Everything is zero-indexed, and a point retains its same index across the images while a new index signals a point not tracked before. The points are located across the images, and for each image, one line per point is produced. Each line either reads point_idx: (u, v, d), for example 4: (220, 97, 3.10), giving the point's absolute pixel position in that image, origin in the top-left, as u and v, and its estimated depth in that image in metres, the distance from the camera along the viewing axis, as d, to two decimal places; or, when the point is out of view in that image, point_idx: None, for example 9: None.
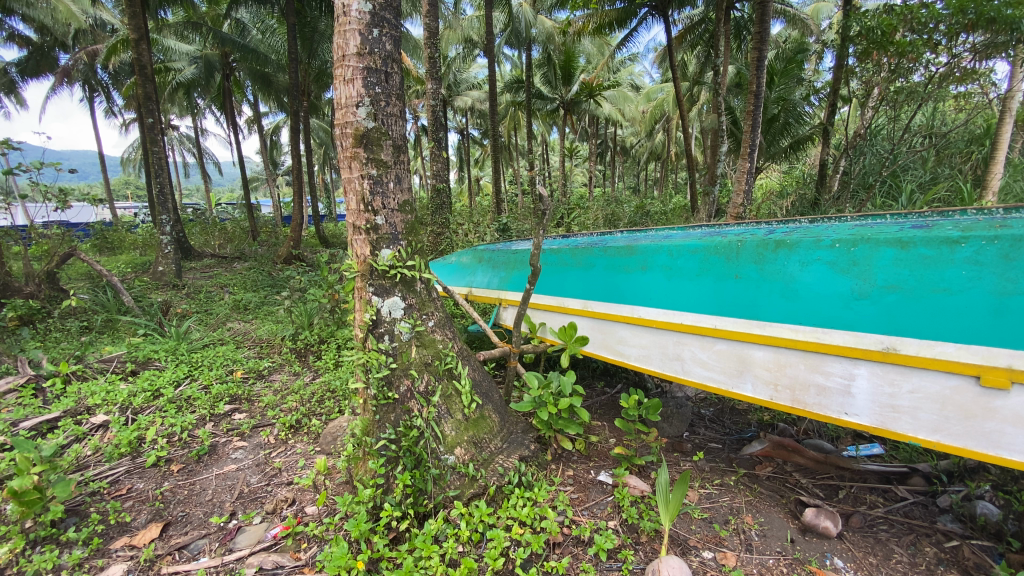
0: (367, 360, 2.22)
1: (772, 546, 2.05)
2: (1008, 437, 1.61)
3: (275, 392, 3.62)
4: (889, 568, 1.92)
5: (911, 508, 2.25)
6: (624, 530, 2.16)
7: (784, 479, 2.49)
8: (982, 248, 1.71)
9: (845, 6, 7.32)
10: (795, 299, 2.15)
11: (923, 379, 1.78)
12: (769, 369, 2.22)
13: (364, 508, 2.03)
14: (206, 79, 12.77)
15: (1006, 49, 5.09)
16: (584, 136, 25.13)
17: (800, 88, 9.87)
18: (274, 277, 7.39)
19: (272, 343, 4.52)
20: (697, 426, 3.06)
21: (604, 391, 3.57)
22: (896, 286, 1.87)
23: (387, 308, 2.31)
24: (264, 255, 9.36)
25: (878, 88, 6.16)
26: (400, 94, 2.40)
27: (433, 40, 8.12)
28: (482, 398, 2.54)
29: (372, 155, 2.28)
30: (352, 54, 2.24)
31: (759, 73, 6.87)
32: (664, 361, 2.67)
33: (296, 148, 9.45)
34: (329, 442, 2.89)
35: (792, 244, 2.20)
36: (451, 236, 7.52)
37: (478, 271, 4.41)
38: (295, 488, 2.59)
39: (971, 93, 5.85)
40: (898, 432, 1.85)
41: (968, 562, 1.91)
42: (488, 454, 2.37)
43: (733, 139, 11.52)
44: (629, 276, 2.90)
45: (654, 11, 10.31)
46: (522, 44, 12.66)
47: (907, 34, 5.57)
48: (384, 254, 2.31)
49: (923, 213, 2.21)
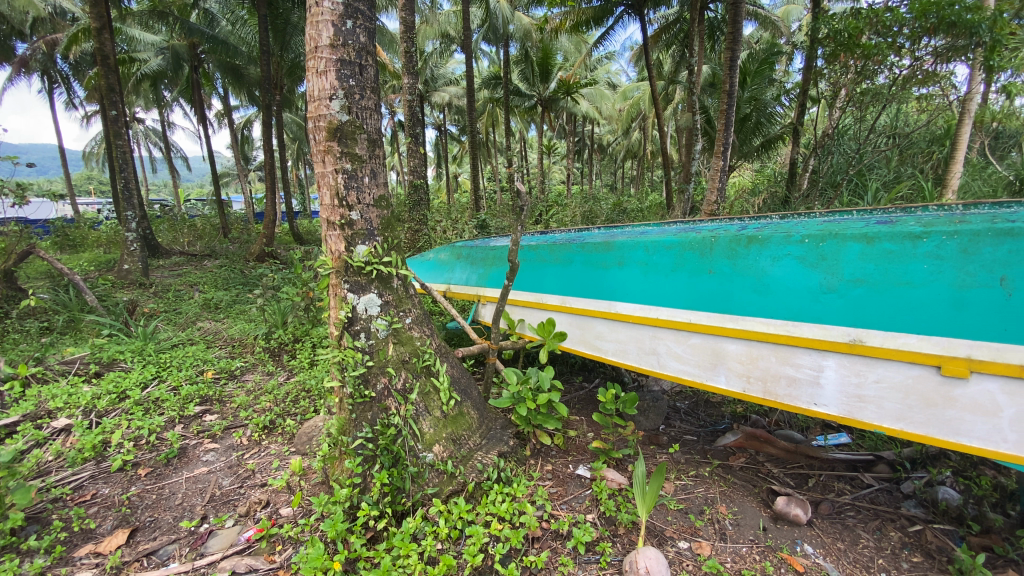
0: (343, 358, 2.20)
1: (745, 534, 2.10)
2: (967, 424, 1.68)
3: (248, 392, 3.53)
4: (856, 553, 1.99)
5: (877, 494, 2.34)
6: (602, 522, 2.18)
7: (756, 468, 2.55)
8: (942, 243, 1.78)
9: (814, 9, 7.51)
10: (767, 293, 2.19)
11: (887, 369, 1.83)
12: (741, 362, 2.26)
13: (341, 508, 2.01)
14: (173, 71, 12.38)
15: (965, 53, 5.32)
16: (562, 134, 25.27)
17: (771, 89, 10.07)
18: (246, 275, 7.21)
19: (245, 342, 4.43)
20: (673, 419, 3.11)
21: (582, 386, 3.61)
22: (863, 280, 1.93)
23: (363, 305, 2.28)
24: (236, 253, 9.13)
25: (846, 89, 6.36)
26: (375, 86, 2.37)
27: (410, 34, 7.99)
28: (461, 395, 2.53)
29: (346, 149, 2.24)
30: (325, 45, 2.19)
31: (732, 73, 6.96)
32: (640, 355, 2.70)
33: (268, 142, 9.22)
34: (304, 442, 2.83)
35: (763, 239, 2.26)
36: (429, 232, 7.46)
37: (457, 267, 4.38)
38: (269, 490, 2.54)
39: (933, 94, 6.07)
40: (865, 421, 1.91)
41: (931, 545, 2.00)
42: (467, 450, 2.36)
43: (708, 137, 11.70)
44: (607, 272, 2.93)
45: (631, 10, 10.37)
46: (498, 41, 12.60)
47: (873, 37, 5.74)
48: (359, 250, 2.27)
49: (887, 209, 2.27)
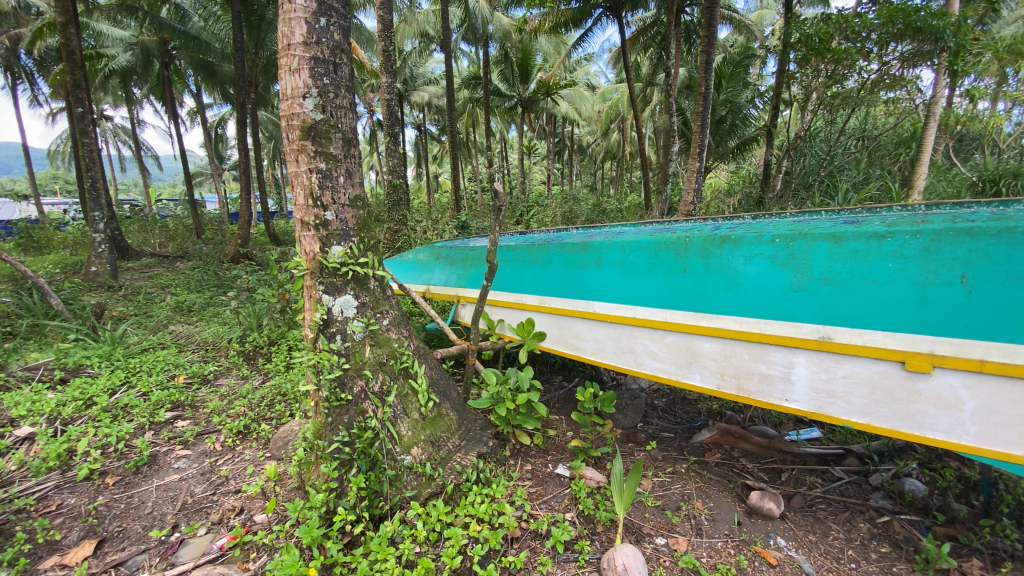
0: (318, 361, 2.16)
1: (720, 529, 2.13)
2: (930, 418, 1.74)
3: (222, 397, 3.45)
4: (827, 544, 2.04)
5: (846, 487, 2.40)
6: (581, 521, 2.19)
7: (731, 464, 2.59)
8: (906, 242, 1.83)
9: (787, 14, 7.68)
10: (739, 292, 2.23)
11: (855, 365, 1.89)
12: (715, 359, 2.30)
13: (316, 513, 1.98)
14: (143, 67, 12.02)
15: (930, 58, 5.52)
16: (542, 134, 25.36)
17: (746, 92, 10.27)
18: (220, 277, 7.04)
19: (218, 345, 4.32)
20: (651, 416, 3.15)
21: (562, 385, 3.63)
22: (831, 279, 1.98)
23: (338, 307, 2.25)
24: (210, 254, 8.91)
25: (817, 93, 6.53)
26: (350, 85, 2.34)
27: (388, 33, 7.91)
28: (440, 396, 2.51)
29: (320, 148, 2.21)
30: (298, 43, 2.16)
31: (707, 76, 7.08)
32: (617, 354, 2.73)
33: (242, 140, 9.02)
34: (280, 447, 2.77)
35: (735, 239, 2.29)
36: (409, 232, 7.40)
37: (436, 268, 4.35)
38: (243, 496, 2.48)
39: (900, 98, 6.28)
40: (834, 416, 1.96)
41: (898, 536, 2.07)
42: (446, 452, 2.34)
43: (685, 139, 11.87)
44: (584, 272, 2.94)
45: (609, 12, 10.46)
46: (477, 42, 12.56)
47: (842, 42, 5.90)
48: (334, 251, 2.24)
49: (854, 209, 2.33)
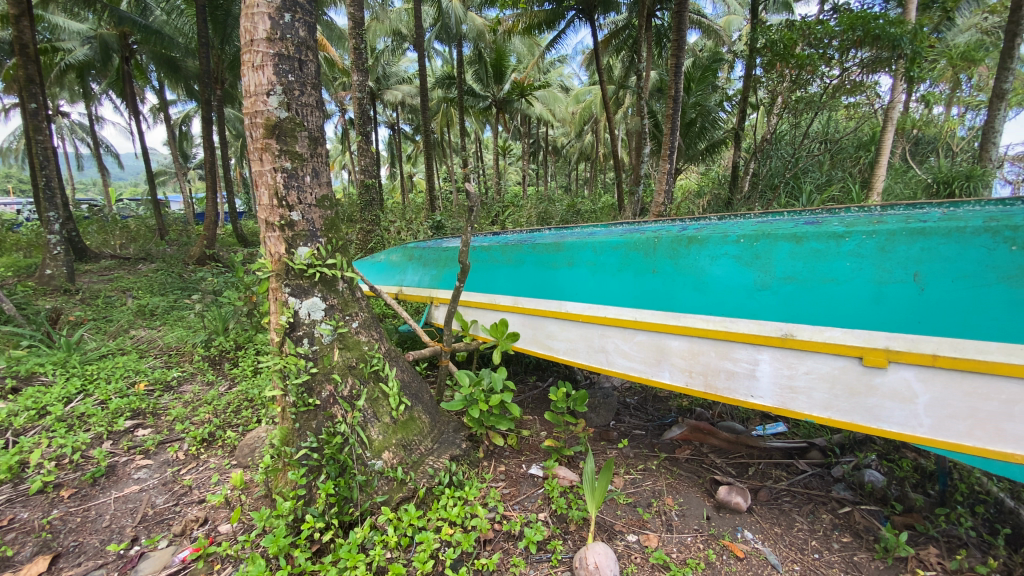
0: (285, 365, 2.11)
1: (690, 524, 2.17)
2: (886, 411, 1.81)
3: (185, 404, 3.33)
4: (791, 536, 2.10)
5: (810, 479, 2.47)
6: (554, 520, 2.19)
7: (700, 460, 2.64)
8: (863, 241, 1.88)
9: (752, 21, 7.89)
10: (706, 291, 2.27)
11: (816, 361, 1.95)
12: (684, 357, 2.34)
13: (283, 521, 1.93)
14: (102, 62, 11.54)
15: (889, 65, 5.75)
16: (517, 135, 25.40)
17: (714, 95, 10.49)
18: (184, 280, 6.78)
19: (182, 350, 4.17)
20: (623, 414, 3.19)
21: (536, 385, 3.64)
22: (793, 278, 2.02)
23: (305, 309, 2.20)
24: (174, 256, 8.58)
25: (782, 97, 6.73)
26: (316, 81, 2.29)
27: (360, 31, 7.79)
28: (412, 399, 2.47)
29: (285, 146, 2.16)
30: (261, 38, 2.10)
31: (677, 80, 7.21)
32: (590, 354, 2.75)
33: (208, 138, 8.73)
34: (246, 455, 2.69)
35: (702, 239, 2.32)
36: (382, 233, 7.30)
37: (408, 269, 4.29)
38: (207, 506, 2.40)
39: (860, 103, 6.52)
40: (797, 410, 2.02)
41: (859, 525, 2.14)
42: (418, 456, 2.31)
43: (656, 141, 12.05)
44: (557, 273, 2.94)
45: (581, 15, 10.54)
46: (450, 41, 12.48)
47: (806, 48, 6.09)
48: (300, 252, 2.19)
49: (814, 210, 2.39)
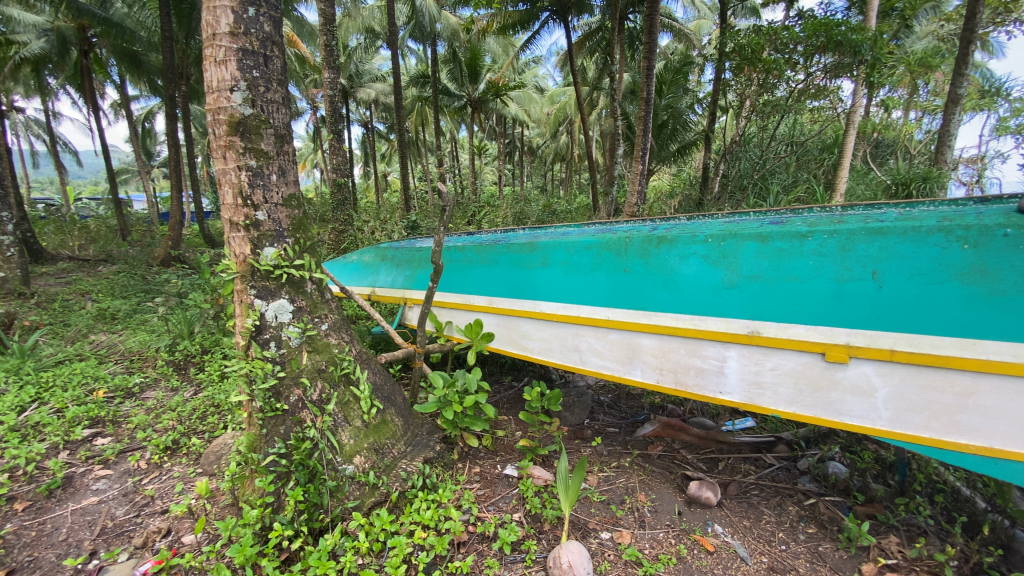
0: (251, 370, 2.05)
1: (662, 520, 2.20)
2: (848, 405, 1.87)
3: (148, 411, 3.20)
4: (759, 528, 2.15)
5: (777, 472, 2.54)
6: (528, 521, 2.19)
7: (672, 456, 2.68)
8: (824, 241, 1.93)
9: (721, 25, 8.06)
10: (675, 290, 2.30)
11: (781, 357, 2.00)
12: (655, 355, 2.38)
13: (250, 530, 1.87)
14: (59, 55, 11.05)
15: (850, 70, 5.96)
16: (493, 135, 25.36)
17: (686, 98, 10.68)
18: (148, 282, 6.54)
19: (145, 355, 4.01)
20: (597, 412, 3.21)
21: (511, 385, 3.63)
22: (759, 276, 2.06)
23: (272, 312, 2.15)
24: (137, 257, 8.26)
25: (750, 100, 6.89)
26: (283, 77, 2.24)
27: (330, 27, 7.65)
28: (384, 402, 2.43)
29: (250, 144, 2.10)
30: (224, 33, 2.04)
31: (649, 82, 7.31)
32: (564, 353, 2.76)
33: (173, 135, 8.45)
34: (212, 462, 2.60)
35: (672, 239, 2.35)
36: (355, 233, 7.18)
37: (381, 270, 4.23)
38: (171, 517, 2.31)
39: (823, 107, 6.74)
40: (763, 406, 2.07)
41: (823, 516, 2.21)
42: (391, 459, 2.27)
43: (630, 142, 12.21)
44: (530, 273, 2.94)
45: (555, 16, 10.60)
46: (424, 40, 12.38)
47: (772, 53, 6.26)
48: (266, 252, 2.13)
49: (779, 210, 2.45)
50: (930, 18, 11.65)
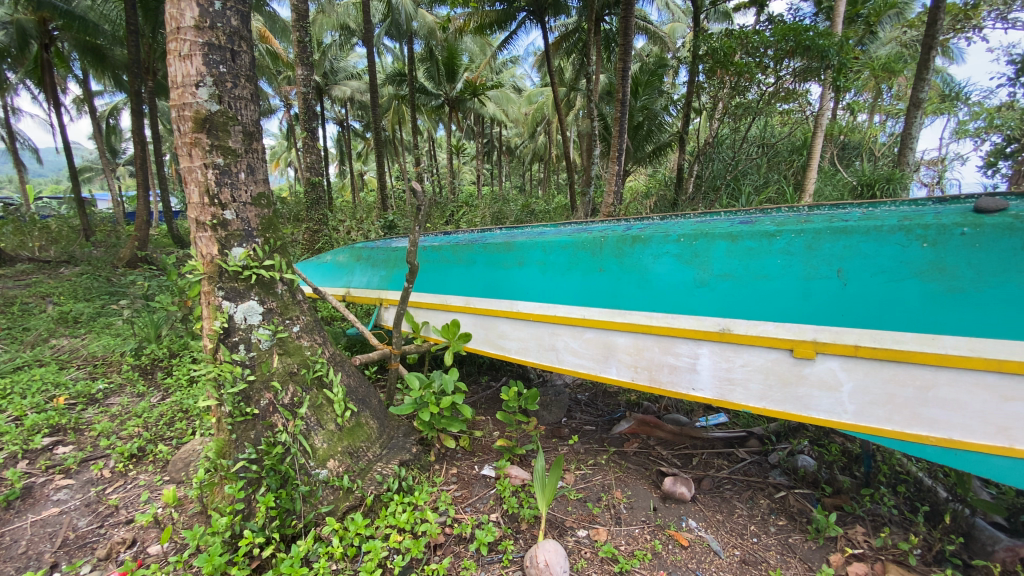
0: (219, 373, 2.00)
1: (637, 516, 2.22)
2: (815, 399, 1.92)
3: (113, 417, 3.08)
4: (732, 522, 2.19)
5: (749, 467, 2.59)
6: (505, 520, 2.19)
7: (648, 452, 2.71)
8: (792, 240, 1.98)
9: (695, 28, 8.20)
10: (649, 288, 2.33)
11: (751, 354, 2.05)
12: (629, 353, 2.41)
13: (219, 538, 1.82)
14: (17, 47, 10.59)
15: (818, 74, 6.13)
16: (471, 134, 25.28)
17: (660, 100, 10.82)
18: (112, 284, 6.30)
19: (109, 360, 3.86)
20: (574, 410, 3.23)
21: (489, 385, 3.62)
22: (729, 275, 2.10)
23: (241, 314, 2.10)
24: (101, 258, 7.96)
25: (723, 102, 7.03)
26: (251, 73, 2.18)
27: (304, 23, 7.50)
28: (359, 404, 2.40)
29: (217, 141, 2.04)
30: (188, 26, 1.97)
31: (625, 83, 7.39)
32: (540, 352, 2.77)
33: (139, 132, 8.16)
34: (180, 470, 2.52)
35: (646, 238, 2.37)
36: (330, 233, 7.07)
37: (356, 270, 4.17)
38: (136, 527, 2.23)
39: (792, 110, 6.91)
40: (734, 402, 2.11)
41: (793, 508, 2.26)
42: (366, 463, 2.24)
43: (607, 143, 12.31)
44: (507, 272, 2.94)
45: (532, 17, 10.62)
46: (401, 38, 12.27)
47: (743, 57, 6.39)
48: (235, 252, 2.08)
49: (749, 210, 2.50)
50: (894, 24, 12.02)
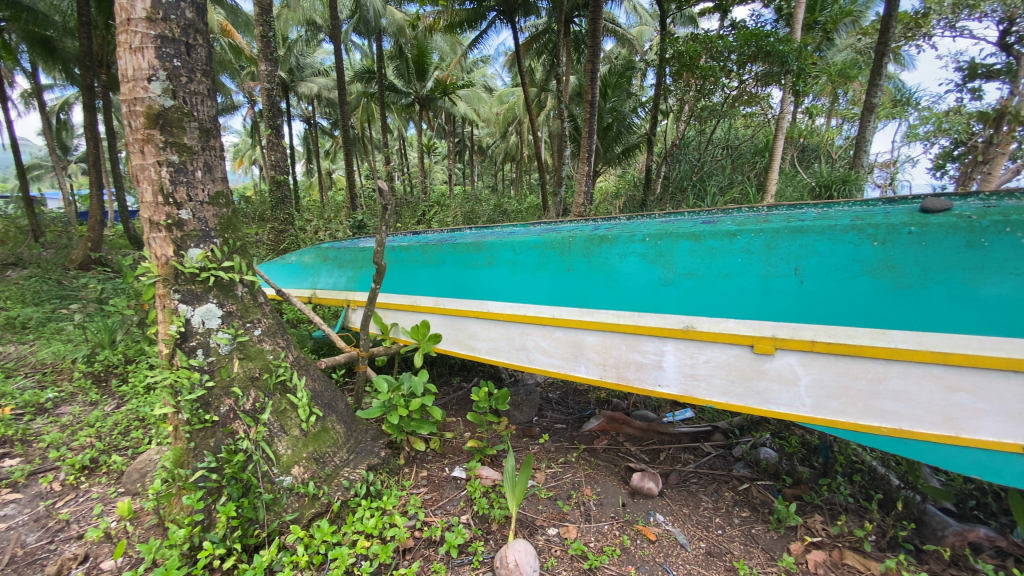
0: (176, 380, 1.92)
1: (607, 512, 2.25)
2: (774, 393, 1.98)
3: (62, 427, 2.93)
4: (698, 515, 2.24)
5: (714, 460, 2.66)
6: (476, 522, 2.18)
7: (617, 449, 2.75)
8: (752, 239, 2.03)
9: (662, 31, 8.34)
10: (616, 287, 2.36)
11: (714, 350, 2.10)
12: (598, 351, 2.43)
13: (177, 552, 1.74)
14: None
15: (779, 78, 6.32)
16: (442, 133, 25.10)
17: (629, 101, 10.98)
18: (64, 287, 5.99)
19: (60, 367, 3.66)
20: (545, 409, 3.24)
21: (460, 386, 3.60)
22: (692, 274, 2.15)
23: (199, 317, 2.03)
24: (51, 260, 7.54)
25: (689, 105, 7.19)
26: (208, 68, 2.11)
27: (267, 18, 7.29)
28: (325, 409, 2.35)
29: (171, 138, 1.96)
30: (140, 18, 1.89)
31: (594, 84, 7.46)
32: (511, 352, 2.77)
33: (92, 128, 7.79)
34: (136, 480, 2.42)
35: (613, 238, 2.40)
36: (297, 232, 6.89)
37: (322, 271, 4.08)
38: (89, 542, 2.13)
39: (755, 113, 7.12)
40: (698, 397, 2.16)
41: (756, 500, 2.33)
42: (332, 468, 2.19)
43: (577, 143, 12.40)
44: (477, 272, 2.92)
45: (502, 16, 10.61)
46: (369, 34, 12.07)
47: (708, 61, 6.53)
48: (191, 254, 2.01)
49: (712, 211, 2.56)
50: (850, 31, 12.47)
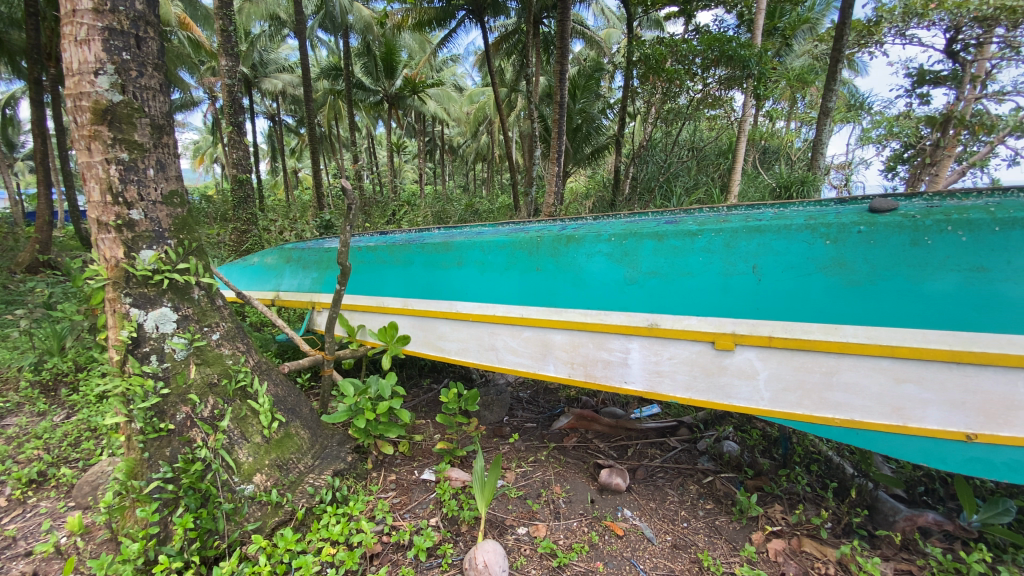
0: (128, 388, 1.84)
1: (575, 509, 2.27)
2: (735, 388, 2.04)
3: (6, 440, 2.76)
4: (664, 508, 2.29)
5: (680, 454, 2.72)
6: (445, 524, 2.16)
7: (586, 446, 2.78)
8: (712, 239, 2.08)
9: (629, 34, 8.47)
10: (583, 286, 2.38)
11: (677, 347, 2.14)
12: (566, 350, 2.45)
13: (130, 567, 1.67)
14: None
15: (741, 82, 6.51)
16: (412, 133, 24.81)
17: (598, 103, 11.10)
18: (8, 292, 5.64)
19: (3, 377, 3.45)
20: (515, 409, 3.25)
21: (430, 388, 3.58)
22: (656, 272, 2.19)
23: (152, 322, 1.95)
24: None
25: (656, 107, 7.31)
26: (159, 62, 2.02)
27: (228, 11, 7.05)
28: (288, 414, 2.29)
29: (120, 134, 1.88)
30: (85, 9, 1.81)
31: (563, 85, 7.50)
32: (480, 352, 2.76)
33: (39, 123, 7.38)
34: (87, 494, 2.30)
35: (580, 238, 2.42)
36: (261, 233, 6.68)
37: (286, 273, 3.98)
38: (35, 559, 2.01)
39: (718, 116, 7.29)
40: (663, 393, 2.20)
41: (720, 492, 2.39)
42: (297, 475, 2.14)
43: (547, 143, 12.46)
44: (446, 272, 2.90)
45: (472, 15, 10.56)
46: (336, 31, 11.82)
47: (674, 64, 6.65)
48: (143, 256, 1.93)
49: (675, 211, 2.62)
50: (807, 38, 12.95)
